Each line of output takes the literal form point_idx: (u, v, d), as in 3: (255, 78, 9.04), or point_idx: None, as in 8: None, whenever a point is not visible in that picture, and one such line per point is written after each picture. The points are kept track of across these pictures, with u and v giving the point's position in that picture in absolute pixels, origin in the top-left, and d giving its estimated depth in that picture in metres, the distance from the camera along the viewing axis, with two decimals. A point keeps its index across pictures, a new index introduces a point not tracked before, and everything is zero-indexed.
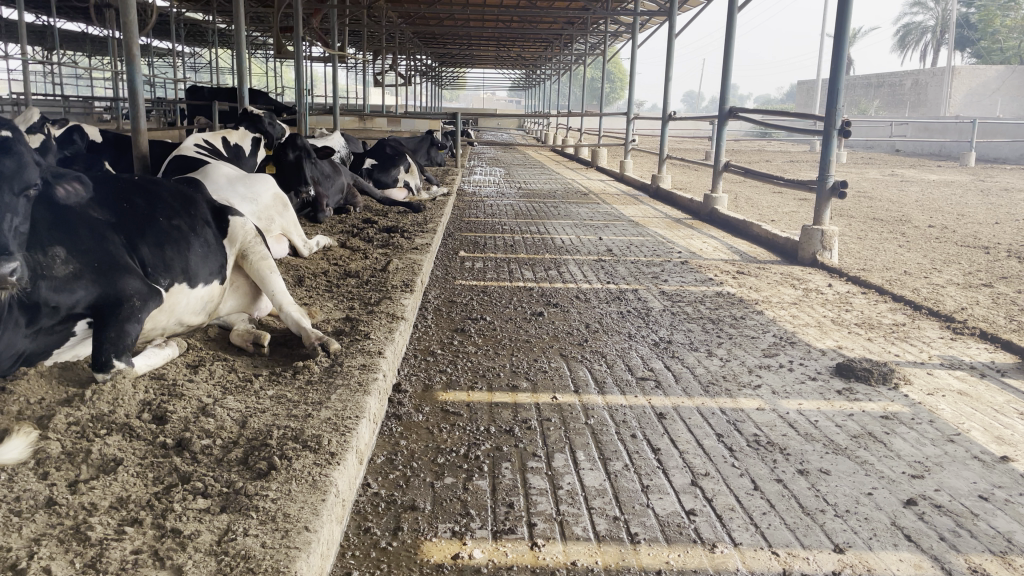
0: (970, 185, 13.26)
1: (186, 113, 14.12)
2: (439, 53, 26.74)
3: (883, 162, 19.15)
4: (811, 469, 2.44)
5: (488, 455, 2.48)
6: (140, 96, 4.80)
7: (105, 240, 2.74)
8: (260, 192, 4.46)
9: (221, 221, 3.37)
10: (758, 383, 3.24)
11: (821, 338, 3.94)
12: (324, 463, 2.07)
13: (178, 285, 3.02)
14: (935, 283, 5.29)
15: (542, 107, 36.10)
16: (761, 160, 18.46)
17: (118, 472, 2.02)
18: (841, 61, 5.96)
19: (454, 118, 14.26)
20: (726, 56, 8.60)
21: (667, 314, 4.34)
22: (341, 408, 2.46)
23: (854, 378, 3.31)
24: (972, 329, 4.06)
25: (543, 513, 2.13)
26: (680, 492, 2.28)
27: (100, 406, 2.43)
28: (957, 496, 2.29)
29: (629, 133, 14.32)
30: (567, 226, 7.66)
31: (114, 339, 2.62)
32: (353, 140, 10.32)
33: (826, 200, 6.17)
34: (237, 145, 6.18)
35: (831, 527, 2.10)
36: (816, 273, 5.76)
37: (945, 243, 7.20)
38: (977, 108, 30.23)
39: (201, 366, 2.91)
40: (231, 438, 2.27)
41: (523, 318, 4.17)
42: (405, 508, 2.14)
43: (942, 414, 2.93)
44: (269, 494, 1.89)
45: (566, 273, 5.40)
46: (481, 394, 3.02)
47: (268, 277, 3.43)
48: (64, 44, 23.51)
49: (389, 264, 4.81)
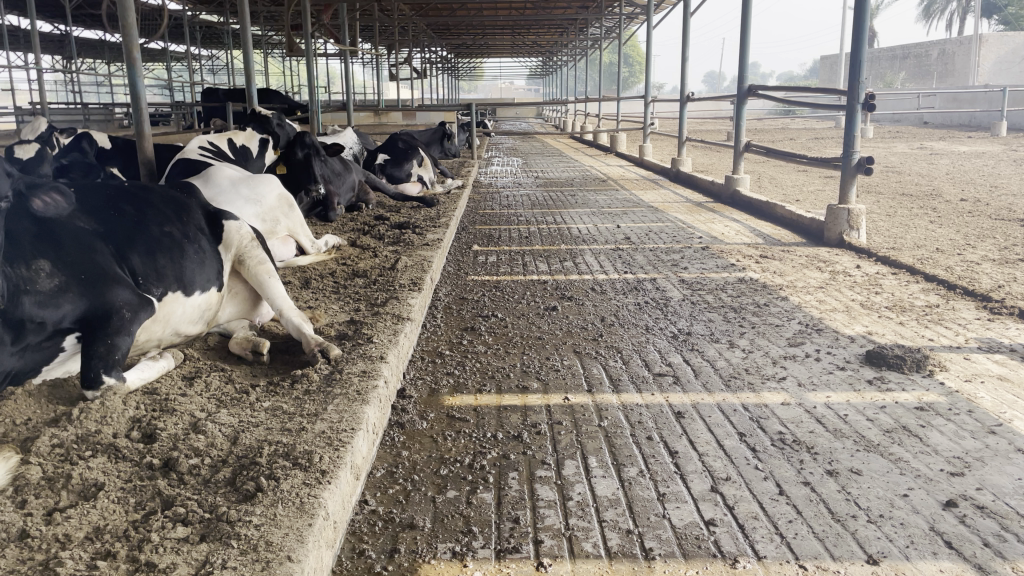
0: (1000, 155, 12.87)
1: (203, 116, 14.07)
2: (455, 44, 26.47)
3: (910, 135, 18.67)
4: (841, 469, 2.27)
5: (494, 465, 2.34)
6: (141, 100, 4.67)
7: (93, 249, 2.61)
8: (264, 194, 4.34)
9: (216, 227, 3.24)
10: (783, 375, 3.06)
11: (849, 324, 3.75)
12: (314, 482, 1.95)
13: (172, 294, 2.89)
14: (968, 260, 5.04)
15: (561, 94, 35.70)
16: (783, 138, 18.09)
17: (98, 499, 1.91)
18: (863, 32, 5.70)
19: (470, 109, 14.10)
20: (743, 32, 8.33)
21: (687, 303, 4.15)
22: (337, 420, 2.32)
23: (886, 367, 3.12)
24: (1011, 309, 3.84)
25: (551, 529, 1.99)
26: (699, 500, 2.12)
27: (88, 425, 2.31)
28: (1001, 495, 2.11)
29: (648, 117, 13.96)
30: (585, 214, 7.48)
31: (103, 354, 2.51)
32: (366, 136, 10.16)
33: (852, 178, 5.92)
34: (244, 146, 6.03)
35: (863, 535, 1.94)
36: (843, 254, 5.55)
37: (978, 217, 6.91)
38: (1006, 76, 29.52)
39: (198, 378, 2.80)
40: (221, 456, 2.14)
41: (536, 313, 4.02)
42: (403, 527, 2.01)
43: (981, 403, 2.74)
44: (252, 519, 1.76)
45: (582, 264, 5.24)
46: (489, 397, 2.88)
47: (267, 282, 3.30)
48: (83, 52, 23.59)
49: (398, 262, 4.67)
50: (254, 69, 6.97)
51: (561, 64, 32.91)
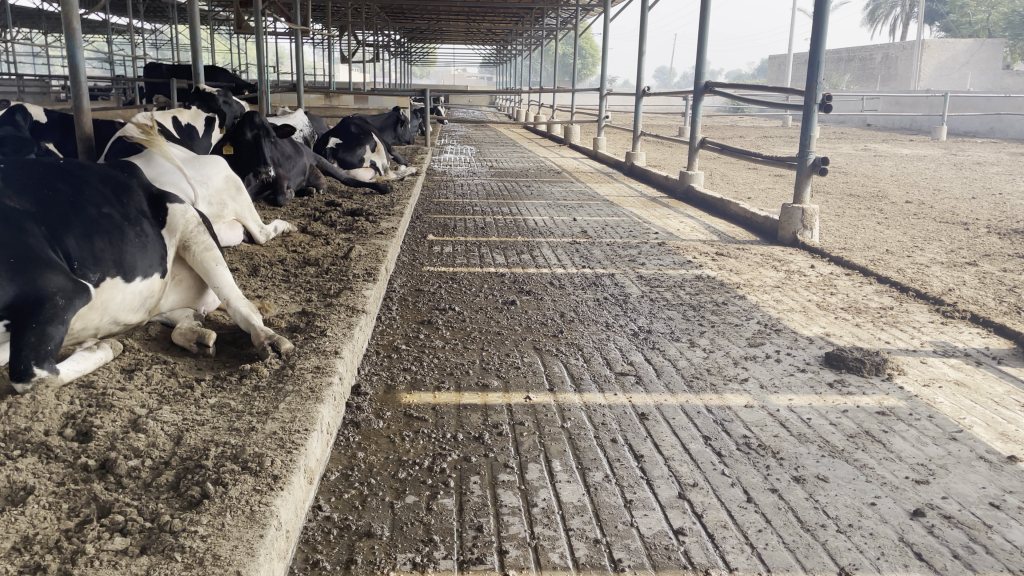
0: (942, 159, 13.19)
1: (146, 92, 13.57)
2: (408, 28, 26.06)
3: (854, 137, 19.14)
4: (807, 476, 2.24)
5: (454, 468, 2.25)
6: (79, 73, 4.41)
7: (24, 231, 2.42)
8: (210, 175, 4.15)
9: (159, 210, 3.05)
10: (745, 377, 3.02)
11: (807, 324, 3.75)
12: (265, 489, 1.82)
13: (111, 280, 2.71)
14: (917, 263, 5.11)
15: (513, 83, 35.52)
16: (733, 136, 18.28)
17: (27, 504, 1.75)
18: (822, 33, 5.72)
19: (423, 95, 13.90)
20: (700, 27, 8.33)
21: (646, 301, 4.10)
22: (290, 420, 2.19)
23: (845, 370, 3.12)
24: (963, 313, 3.89)
25: (515, 538, 1.91)
26: (667, 507, 2.06)
27: (16, 421, 2.15)
28: (967, 504, 2.10)
29: (602, 110, 13.93)
30: (540, 206, 7.41)
31: (34, 345, 2.34)
32: (317, 119, 9.90)
33: (807, 177, 5.95)
34: (190, 125, 5.79)
35: (834, 546, 1.90)
36: (796, 254, 5.58)
37: (924, 219, 7.06)
38: (946, 81, 30.45)
39: (138, 371, 2.64)
40: (163, 458, 2.00)
41: (494, 307, 3.93)
42: (359, 536, 1.90)
43: (940, 408, 2.74)
44: (197, 530, 1.63)
45: (539, 257, 5.17)
46: (448, 395, 2.78)
47: (214, 270, 3.13)
48: (17, 21, 22.56)
49: (351, 250, 4.52)
50: (199, 44, 6.65)
51: (515, 54, 32.75)
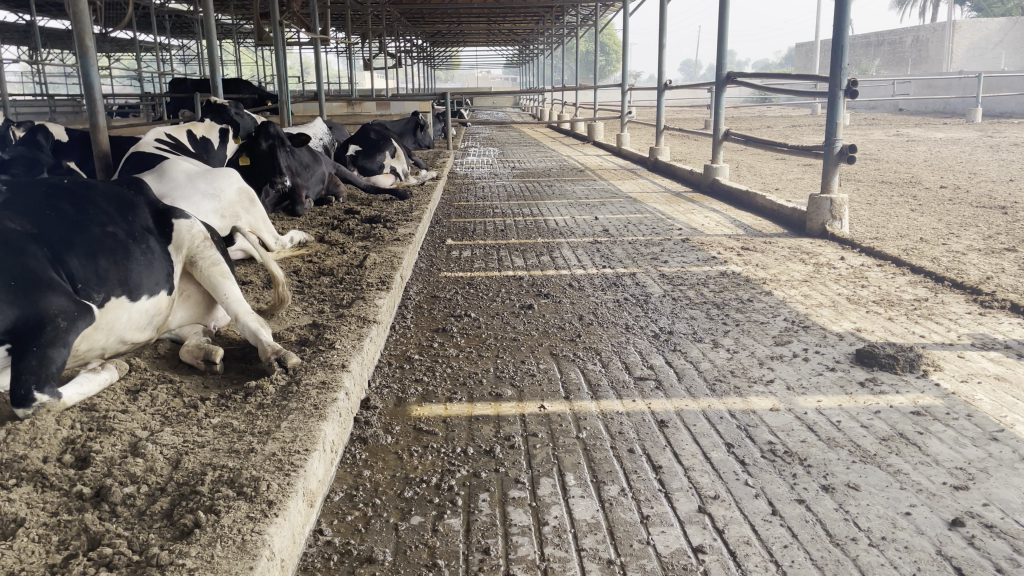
0: (978, 141, 12.81)
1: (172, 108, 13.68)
2: (429, 33, 26.09)
3: (887, 122, 18.73)
4: (837, 484, 2.11)
5: (463, 485, 2.15)
6: (92, 91, 4.40)
7: (25, 253, 2.38)
8: (223, 188, 4.11)
9: (165, 226, 3.00)
10: (770, 378, 2.89)
11: (837, 320, 3.59)
12: (259, 516, 1.75)
13: (115, 299, 2.67)
14: (954, 251, 4.91)
15: (536, 83, 35.41)
16: (761, 126, 18.00)
17: (15, 537, 1.69)
18: (845, 15, 5.52)
19: (443, 98, 13.86)
20: (721, 16, 8.14)
21: (667, 300, 3.97)
22: (290, 440, 2.12)
23: (877, 367, 2.96)
24: (1002, 302, 3.70)
25: (524, 561, 1.81)
26: (687, 522, 1.95)
27: (14, 449, 2.09)
28: (1010, 511, 1.95)
29: (625, 106, 13.76)
30: (561, 206, 7.28)
31: (35, 368, 2.29)
32: (337, 127, 9.88)
33: (834, 166, 5.77)
34: (204, 138, 5.83)
35: (865, 561, 1.77)
36: (826, 246, 5.40)
37: (960, 204, 6.82)
38: (979, 62, 29.73)
39: (144, 392, 2.58)
40: (160, 483, 1.94)
41: (510, 312, 3.84)
42: (360, 562, 1.81)
43: (980, 406, 2.58)
44: (185, 563, 1.56)
45: (558, 258, 5.05)
46: (460, 406, 2.69)
47: (221, 284, 3.07)
48: (50, 43, 23.07)
49: (366, 259, 4.45)
50: (216, 58, 6.66)
51: (538, 54, 32.68)
